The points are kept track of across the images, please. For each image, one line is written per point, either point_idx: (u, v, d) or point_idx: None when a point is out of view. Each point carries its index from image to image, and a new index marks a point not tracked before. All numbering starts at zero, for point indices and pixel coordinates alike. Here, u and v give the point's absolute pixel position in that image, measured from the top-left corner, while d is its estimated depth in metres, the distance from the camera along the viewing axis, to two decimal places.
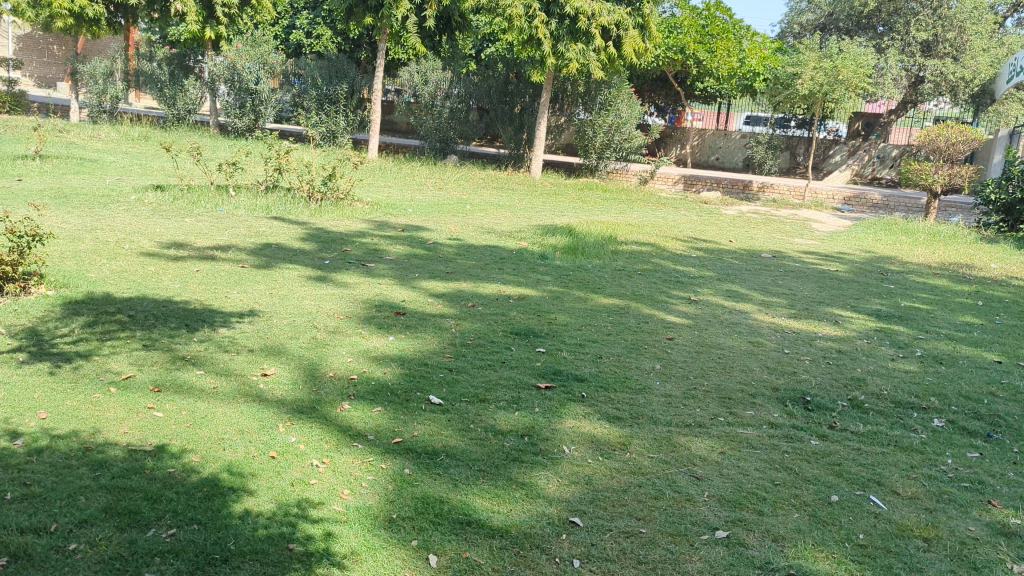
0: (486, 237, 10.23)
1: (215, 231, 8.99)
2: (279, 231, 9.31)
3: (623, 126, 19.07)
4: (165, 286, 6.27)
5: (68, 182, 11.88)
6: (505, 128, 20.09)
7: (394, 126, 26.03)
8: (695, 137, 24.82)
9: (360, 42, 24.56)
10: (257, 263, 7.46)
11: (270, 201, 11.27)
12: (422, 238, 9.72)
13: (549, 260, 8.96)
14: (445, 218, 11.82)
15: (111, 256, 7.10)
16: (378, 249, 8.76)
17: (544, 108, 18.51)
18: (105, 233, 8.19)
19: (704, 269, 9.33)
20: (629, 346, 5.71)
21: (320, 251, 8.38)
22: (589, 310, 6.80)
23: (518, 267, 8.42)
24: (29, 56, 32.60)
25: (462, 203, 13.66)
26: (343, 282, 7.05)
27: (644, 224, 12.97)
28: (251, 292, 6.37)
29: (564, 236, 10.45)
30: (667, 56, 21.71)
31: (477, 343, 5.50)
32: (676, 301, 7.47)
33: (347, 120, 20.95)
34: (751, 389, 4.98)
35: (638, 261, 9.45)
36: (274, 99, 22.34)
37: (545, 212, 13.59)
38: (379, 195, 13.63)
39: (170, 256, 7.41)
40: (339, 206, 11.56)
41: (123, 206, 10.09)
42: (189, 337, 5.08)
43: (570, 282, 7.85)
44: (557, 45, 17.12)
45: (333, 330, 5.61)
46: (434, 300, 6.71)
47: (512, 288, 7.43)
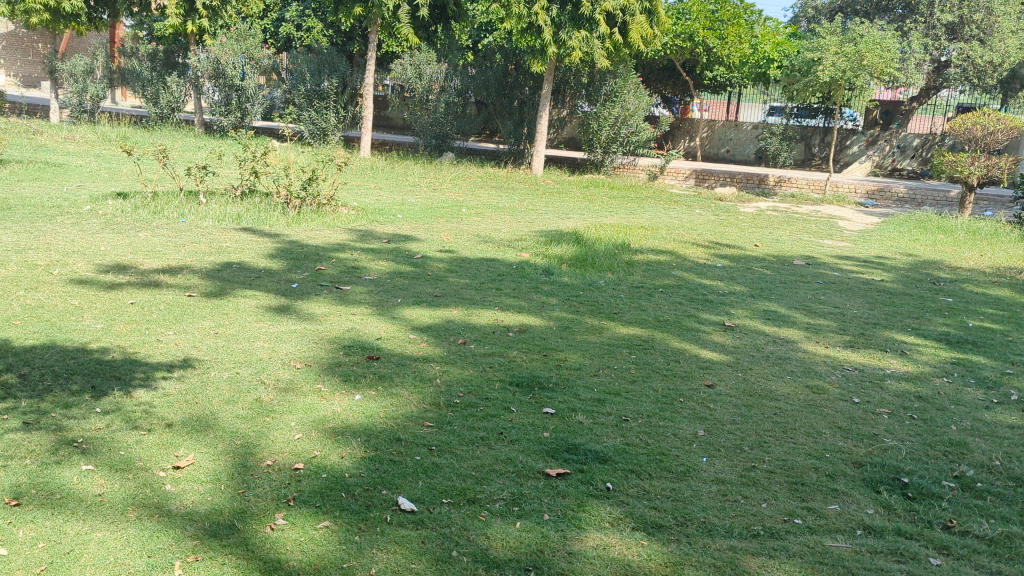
0: (482, 248, 9.05)
1: (172, 247, 7.82)
2: (245, 246, 8.12)
3: (630, 119, 17.90)
4: (85, 326, 5.07)
5: (19, 190, 10.68)
6: (504, 122, 18.84)
7: (389, 122, 24.82)
8: (704, 128, 23.54)
9: (353, 33, 23.28)
10: (208, 290, 6.28)
11: (243, 209, 10.11)
12: (410, 250, 8.55)
13: (553, 276, 7.75)
14: (438, 224, 10.64)
15: (32, 286, 5.90)
16: (357, 267, 7.56)
17: (545, 101, 17.31)
18: (36, 254, 6.99)
19: (734, 283, 8.15)
20: (661, 403, 4.52)
21: (289, 271, 7.20)
22: (605, 345, 5.60)
23: (519, 286, 7.22)
24: (13, 55, 31.28)
25: (458, 206, 12.52)
26: (309, 314, 5.87)
27: (659, 227, 11.80)
28: (192, 332, 5.18)
29: (570, 244, 9.28)
30: (675, 44, 20.48)
31: (466, 401, 4.32)
32: (707, 329, 6.28)
33: (338, 117, 19.72)
34: (826, 469, 3.82)
35: (656, 274, 8.26)
36: (262, 95, 21.05)
37: (547, 215, 12.42)
38: (367, 198, 12.46)
39: (105, 283, 6.23)
40: (322, 214, 10.39)
41: (72, 219, 8.92)
42: (89, 408, 3.86)
43: (581, 305, 6.64)
44: (559, 33, 15.97)
45: (285, 386, 4.42)
46: (416, 335, 5.52)
47: (511, 315, 6.24)
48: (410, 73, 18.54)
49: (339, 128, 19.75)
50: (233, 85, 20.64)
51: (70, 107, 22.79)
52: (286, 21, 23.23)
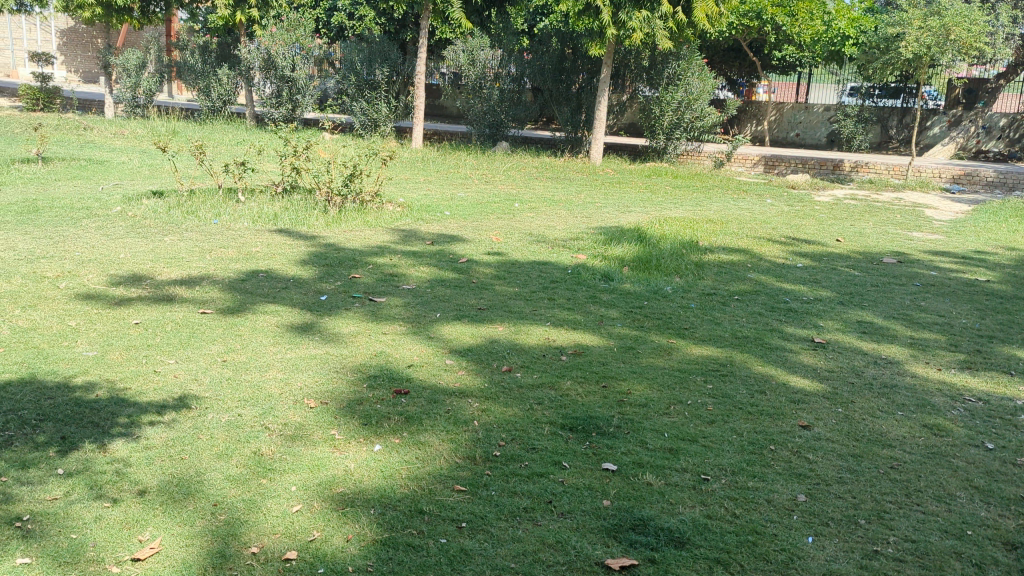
0: (534, 248, 8.26)
1: (197, 253, 7.22)
2: (277, 251, 7.44)
3: (694, 103, 16.88)
4: (74, 355, 4.43)
5: (53, 190, 10.26)
6: (560, 109, 17.88)
7: (443, 111, 24.12)
8: (772, 111, 22.20)
9: (405, 21, 22.57)
10: (226, 306, 5.62)
11: (280, 208, 9.46)
12: (454, 253, 7.81)
13: (613, 283, 6.89)
14: (488, 222, 9.89)
15: (31, 304, 5.32)
16: (395, 273, 6.85)
17: (603, 85, 16.40)
18: (49, 264, 6.45)
19: (818, 287, 7.22)
20: (748, 455, 3.68)
21: (320, 279, 6.53)
22: (676, 371, 4.75)
23: (574, 295, 6.39)
24: (73, 51, 31.39)
25: (510, 200, 11.76)
26: (333, 334, 5.15)
27: (728, 220, 10.86)
28: (195, 361, 4.50)
29: (632, 244, 8.40)
30: (742, 23, 19.45)
31: (508, 454, 3.54)
32: (793, 347, 5.38)
33: (390, 107, 19.06)
34: (970, 555, 2.95)
35: (729, 277, 7.36)
36: (313, 86, 20.44)
37: (607, 208, 11.55)
38: (415, 193, 11.80)
39: (114, 298, 5.62)
40: (364, 212, 9.68)
41: (100, 221, 8.40)
42: (49, 468, 3.19)
43: (646, 318, 5.79)
44: (618, 14, 15.06)
45: (293, 434, 3.69)
46: (453, 361, 4.76)
47: (565, 332, 5.43)
48: (463, 59, 17.79)
49: (391, 119, 19.08)
50: (285, 76, 20.03)
51: (124, 103, 22.63)
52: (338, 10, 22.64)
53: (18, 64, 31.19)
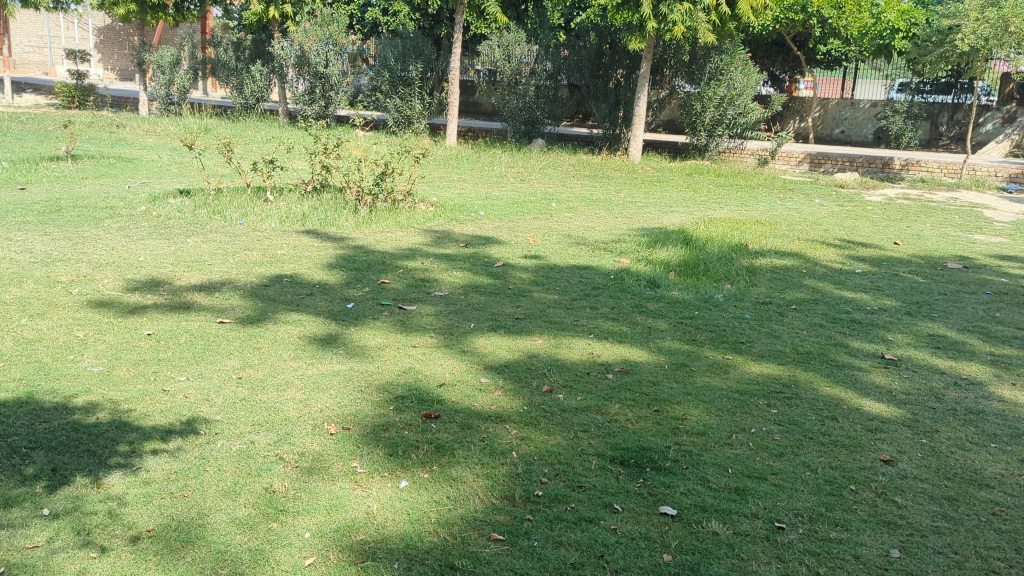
0: (574, 251, 7.81)
1: (220, 255, 6.88)
2: (303, 254, 7.08)
3: (737, 99, 16.30)
4: (78, 371, 4.08)
5: (80, 189, 10.04)
6: (598, 105, 17.34)
7: (478, 108, 23.70)
8: (817, 107, 21.46)
9: (440, 17, 22.16)
10: (247, 314, 5.26)
11: (310, 208, 9.09)
12: (489, 257, 7.39)
13: (659, 290, 6.43)
14: (525, 223, 9.46)
15: (41, 312, 5.02)
16: (426, 279, 6.45)
17: (643, 81, 15.88)
18: (66, 268, 6.15)
19: (881, 295, 6.69)
20: (826, 497, 3.21)
21: (347, 285, 6.16)
22: (736, 393, 4.28)
23: (618, 304, 5.93)
24: (111, 48, 31.59)
25: (547, 199, 11.32)
26: (359, 347, 4.75)
27: (777, 221, 10.32)
28: (207, 378, 4.12)
29: (677, 247, 7.93)
30: (786, 17, 18.77)
31: (552, 494, 3.11)
32: (861, 365, 4.87)
33: (424, 103, 18.69)
34: None
35: (784, 284, 6.85)
36: (346, 83, 20.14)
37: (648, 209, 11.05)
38: (449, 192, 11.42)
39: (129, 305, 5.29)
40: (396, 212, 9.28)
41: (123, 222, 8.12)
42: (33, 508, 2.82)
43: (698, 331, 5.32)
44: (658, 6, 14.52)
45: (311, 466, 3.30)
46: (489, 379, 4.33)
47: (609, 346, 4.97)
48: (498, 55, 17.39)
49: (425, 116, 18.72)
50: (318, 73, 19.72)
51: (159, 100, 22.54)
52: (372, 6, 22.32)
53: (57, 62, 31.37)
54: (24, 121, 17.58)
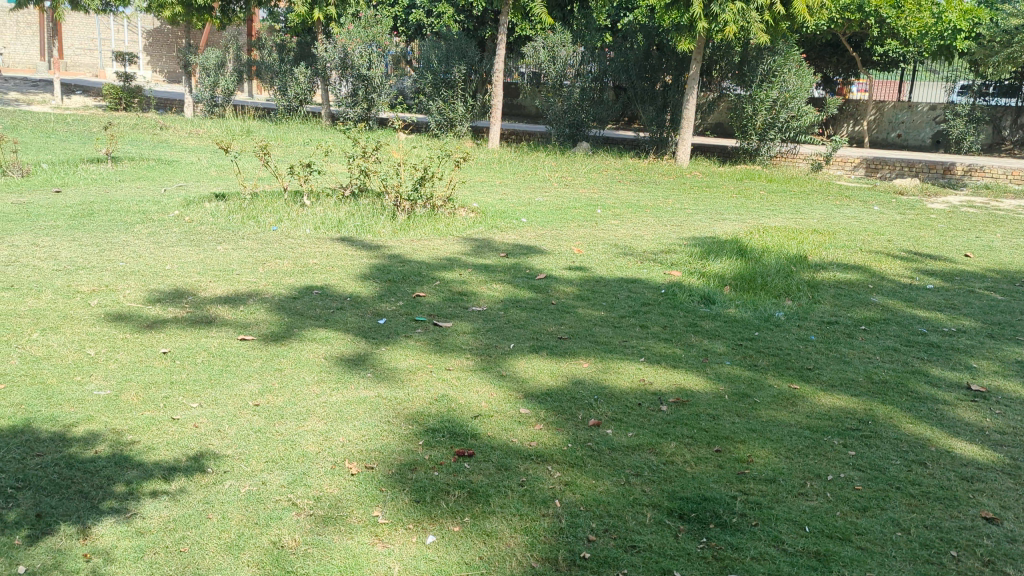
0: (620, 262, 7.38)
1: (250, 264, 6.58)
2: (336, 263, 6.75)
3: (791, 101, 15.69)
4: (83, 396, 3.75)
5: (115, 192, 9.85)
6: (644, 108, 16.78)
7: (522, 111, 23.32)
8: (872, 110, 20.68)
9: (485, 19, 21.81)
10: (272, 330, 4.91)
11: (347, 213, 8.75)
12: (531, 268, 6.99)
13: (715, 307, 5.96)
14: (570, 230, 9.06)
15: (55, 326, 4.72)
16: (464, 292, 6.06)
17: (692, 83, 15.34)
18: (89, 277, 5.89)
19: (958, 314, 6.13)
20: (924, 566, 2.74)
21: (381, 297, 5.80)
22: (806, 430, 3.80)
23: (670, 323, 5.47)
24: (159, 51, 31.78)
25: (592, 205, 10.90)
26: (389, 370, 4.37)
27: (836, 231, 9.76)
28: (222, 405, 3.76)
29: (732, 259, 7.44)
30: (844, 18, 17.99)
31: (601, 557, 2.69)
32: (946, 398, 4.34)
33: (466, 106, 18.32)
34: None
35: (850, 301, 6.33)
36: (389, 85, 19.86)
37: (698, 216, 10.56)
38: (491, 197, 11.05)
39: (149, 319, 4.98)
40: (436, 218, 8.92)
41: (154, 227, 7.87)
42: (8, 565, 2.50)
43: (759, 355, 4.85)
44: (709, 6, 13.98)
45: (327, 515, 2.91)
46: (529, 410, 3.91)
47: (662, 372, 4.53)
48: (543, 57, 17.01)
49: (467, 119, 18.34)
50: (361, 75, 19.46)
51: (203, 102, 22.50)
52: (417, 8, 22.08)
53: (106, 64, 31.70)
54: (69, 123, 17.64)
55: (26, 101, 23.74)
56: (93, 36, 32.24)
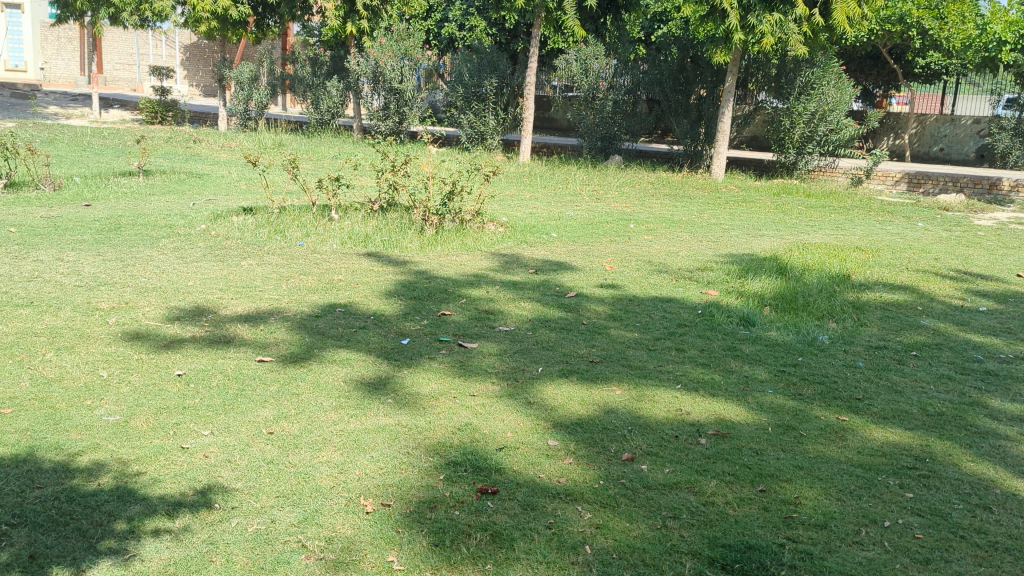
0: (655, 280, 7.12)
1: (273, 280, 6.43)
2: (362, 279, 6.57)
3: (830, 114, 15.31)
4: (90, 422, 3.58)
5: (144, 206, 9.79)
6: (678, 121, 16.49)
7: (553, 124, 23.12)
8: (913, 123, 20.18)
9: (518, 32, 21.68)
10: (291, 352, 4.73)
11: (374, 228, 8.58)
12: (561, 285, 6.75)
13: (755, 329, 5.68)
14: (602, 246, 8.82)
15: (70, 345, 4.58)
16: (491, 311, 5.84)
17: (727, 95, 15.04)
18: (109, 293, 5.76)
19: (1015, 340, 5.79)
20: None
21: (406, 316, 5.60)
22: (858, 469, 3.52)
23: (708, 346, 5.21)
24: (196, 66, 32.13)
25: (625, 220, 10.65)
26: (411, 396, 4.15)
27: (879, 248, 9.40)
28: (234, 433, 3.57)
29: (772, 277, 7.16)
30: (883, 28, 17.82)
31: None
32: (1008, 433, 4.03)
33: (498, 119, 18.16)
34: None
35: (898, 324, 6.01)
36: (421, 98, 19.77)
37: (735, 232, 10.25)
38: (522, 211, 10.85)
39: (166, 338, 4.82)
40: (464, 233, 8.74)
41: (180, 241, 7.77)
42: None
43: (803, 383, 4.56)
44: (746, 17, 13.70)
45: (338, 559, 2.70)
46: (558, 442, 3.68)
47: (701, 400, 4.27)
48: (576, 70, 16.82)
49: (498, 132, 18.16)
50: (393, 88, 19.40)
51: (237, 115, 22.59)
52: (450, 21, 22.02)
53: (143, 79, 32.09)
54: (104, 137, 17.78)
55: (64, 115, 24.04)
56: (132, 51, 32.67)
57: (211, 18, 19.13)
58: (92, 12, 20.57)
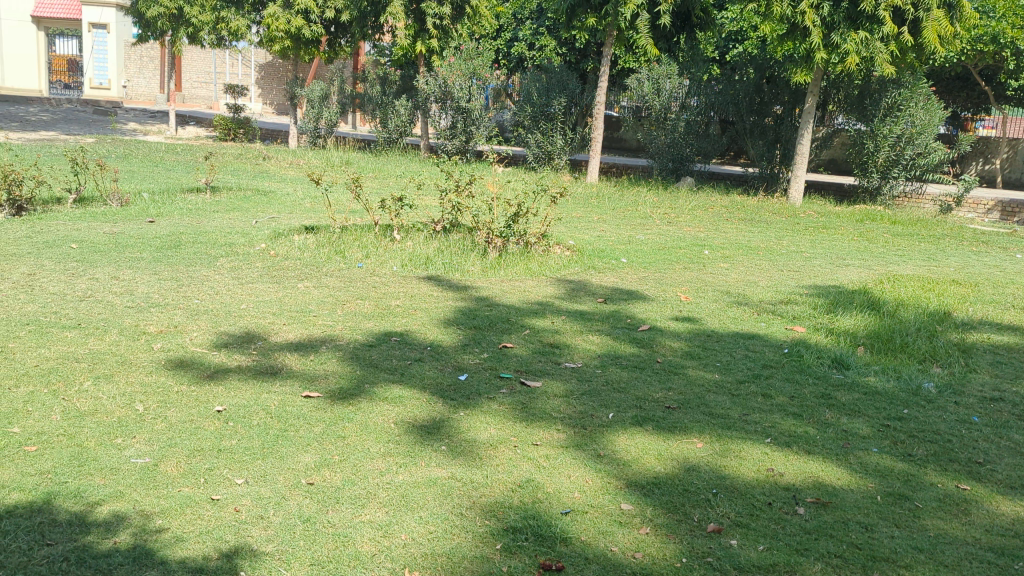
0: (734, 312, 6.62)
1: (328, 305, 6.12)
2: (421, 306, 6.22)
3: (917, 137, 14.51)
4: (117, 464, 3.26)
5: (206, 223, 9.64)
6: (754, 143, 15.85)
7: (623, 144, 22.67)
8: (1005, 148, 19.10)
9: (588, 51, 21.30)
10: (341, 386, 4.37)
11: (436, 250, 8.25)
12: (633, 316, 6.29)
13: (849, 373, 5.15)
14: (676, 273, 8.34)
15: (110, 373, 4.30)
16: (557, 344, 5.43)
17: (807, 117, 14.36)
18: (158, 316, 5.50)
19: None
20: None
21: (465, 348, 5.22)
22: (988, 556, 3.00)
23: (798, 392, 4.70)
24: (270, 84, 32.46)
25: (699, 245, 10.13)
26: (467, 443, 3.74)
27: (978, 282, 8.70)
28: (270, 483, 3.22)
29: (864, 313, 6.59)
30: (974, 49, 16.80)
31: None
32: None
33: (566, 139, 17.76)
34: None
35: (1012, 371, 5.39)
36: (488, 117, 19.51)
37: (817, 261, 9.63)
38: (590, 234, 10.42)
39: (211, 368, 4.52)
40: (529, 256, 8.34)
41: (237, 262, 7.54)
42: None
43: (912, 443, 4.03)
44: (830, 36, 13.03)
45: None
46: (632, 506, 3.24)
47: (794, 458, 3.78)
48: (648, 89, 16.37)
49: (567, 153, 17.77)
50: (460, 107, 19.19)
51: (306, 133, 22.70)
52: (519, 41, 21.78)
53: (220, 96, 32.71)
54: (177, 153, 17.96)
55: (142, 131, 24.50)
56: (209, 70, 33.29)
57: (283, 38, 19.26)
58: (170, 32, 20.92)
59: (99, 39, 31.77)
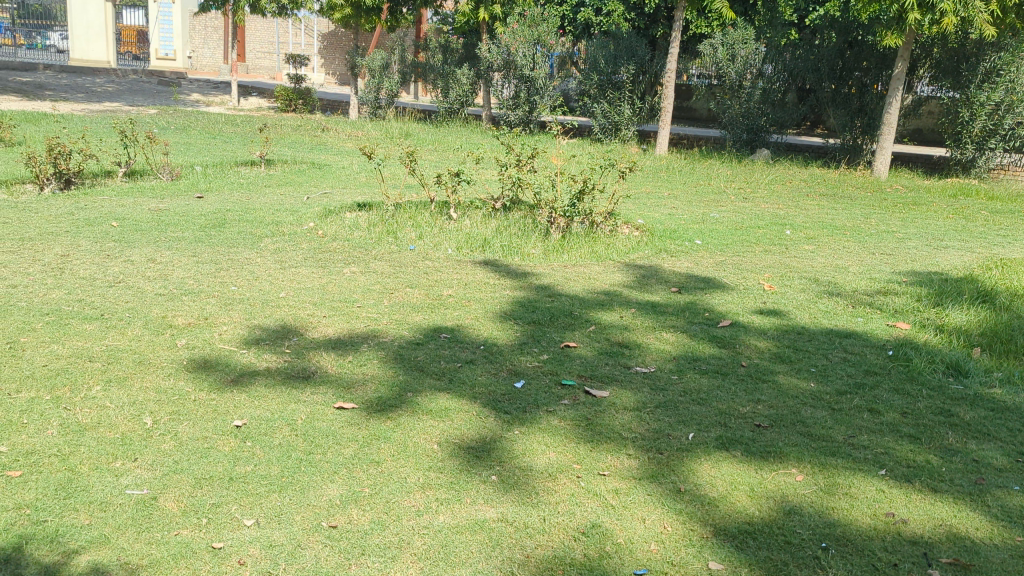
0: (826, 304, 5.88)
1: (375, 294, 5.59)
2: (475, 296, 5.64)
3: (1018, 105, 13.31)
4: (110, 498, 2.78)
5: (256, 199, 9.23)
6: (835, 112, 14.81)
7: (693, 114, 21.72)
8: None
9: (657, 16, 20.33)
10: (379, 394, 3.83)
11: (494, 230, 7.66)
12: (712, 309, 5.61)
13: (969, 383, 4.40)
14: (757, 256, 7.62)
15: (124, 376, 3.84)
16: (627, 343, 4.80)
17: (896, 84, 13.27)
18: (190, 307, 5.04)
19: None
20: None
21: (523, 347, 4.62)
22: None
23: (913, 407, 3.99)
24: (333, 54, 32.20)
25: (779, 224, 9.35)
26: (522, 471, 3.17)
27: None
28: (284, 525, 2.69)
29: (976, 306, 5.78)
30: None
31: None
32: None
33: (633, 108, 16.92)
34: None
35: None
36: (552, 86, 18.76)
37: (911, 242, 8.76)
38: (660, 212, 9.71)
39: (234, 369, 4.03)
40: (594, 237, 7.69)
41: (284, 243, 7.08)
42: None
43: None
44: None
45: None
46: (723, 566, 2.63)
47: (918, 499, 3.11)
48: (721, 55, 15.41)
49: (634, 124, 16.95)
50: (523, 75, 18.47)
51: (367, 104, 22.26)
52: (585, 5, 20.91)
53: (283, 67, 32.54)
54: (236, 124, 17.71)
55: (205, 102, 24.37)
56: (272, 39, 33.10)
57: (344, 5, 18.74)
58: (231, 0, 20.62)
59: (165, 10, 31.86)
